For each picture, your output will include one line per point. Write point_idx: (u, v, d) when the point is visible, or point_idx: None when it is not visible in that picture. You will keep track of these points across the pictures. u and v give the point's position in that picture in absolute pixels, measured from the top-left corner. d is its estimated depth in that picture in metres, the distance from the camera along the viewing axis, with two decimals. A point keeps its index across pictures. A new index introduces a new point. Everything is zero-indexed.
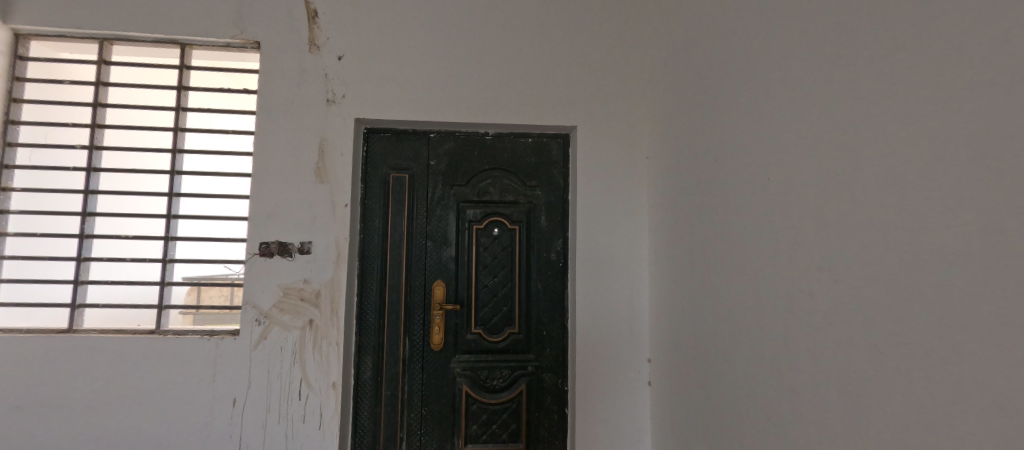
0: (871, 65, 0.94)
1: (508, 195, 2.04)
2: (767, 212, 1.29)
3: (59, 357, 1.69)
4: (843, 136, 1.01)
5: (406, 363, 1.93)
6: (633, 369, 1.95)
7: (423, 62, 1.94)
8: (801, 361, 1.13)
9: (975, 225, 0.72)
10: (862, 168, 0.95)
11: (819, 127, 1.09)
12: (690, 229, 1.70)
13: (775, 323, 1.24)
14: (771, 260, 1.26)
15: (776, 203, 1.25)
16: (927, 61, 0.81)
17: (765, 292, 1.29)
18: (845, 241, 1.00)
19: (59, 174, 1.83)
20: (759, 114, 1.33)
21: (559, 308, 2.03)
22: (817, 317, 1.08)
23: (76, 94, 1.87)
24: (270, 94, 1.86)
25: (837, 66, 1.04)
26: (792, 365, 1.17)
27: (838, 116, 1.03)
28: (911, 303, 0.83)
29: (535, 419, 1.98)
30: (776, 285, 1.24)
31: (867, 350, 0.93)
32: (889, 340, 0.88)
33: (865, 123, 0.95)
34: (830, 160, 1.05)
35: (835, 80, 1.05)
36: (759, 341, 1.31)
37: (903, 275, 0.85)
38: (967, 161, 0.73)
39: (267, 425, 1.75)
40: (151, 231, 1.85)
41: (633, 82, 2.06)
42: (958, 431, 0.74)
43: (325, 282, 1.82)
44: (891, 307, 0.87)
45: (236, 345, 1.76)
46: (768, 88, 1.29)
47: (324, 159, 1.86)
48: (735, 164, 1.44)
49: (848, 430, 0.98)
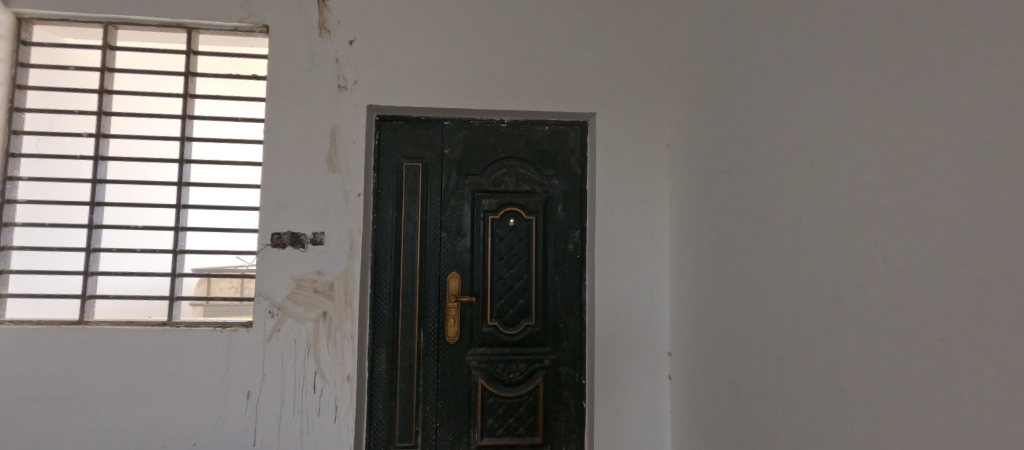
0: (908, 48, 0.88)
1: (524, 185, 1.99)
2: (798, 198, 1.21)
3: (72, 349, 1.66)
4: (883, 112, 0.93)
5: (421, 356, 1.90)
6: (653, 363, 1.90)
7: (436, 47, 1.87)
8: (834, 356, 1.07)
9: (1005, 226, 0.70)
10: (899, 152, 0.89)
11: (855, 101, 1.01)
12: (715, 221, 1.63)
13: (807, 316, 1.16)
14: (793, 253, 1.22)
15: (808, 186, 1.17)
16: (969, 44, 0.77)
17: (795, 283, 1.21)
18: (866, 237, 0.97)
19: (66, 163, 1.78)
20: (789, 95, 1.25)
21: (576, 299, 1.98)
22: (852, 308, 1.01)
23: (82, 80, 1.82)
24: (278, 79, 1.80)
25: (866, 51, 0.99)
26: (824, 360, 1.10)
27: (873, 97, 0.96)
28: (934, 304, 0.81)
29: (553, 413, 1.95)
30: (807, 276, 1.17)
31: (888, 349, 0.91)
32: (912, 339, 0.85)
33: (905, 103, 0.88)
34: (867, 137, 0.97)
35: (872, 57, 0.97)
36: (780, 336, 1.27)
37: (928, 275, 0.82)
38: (1001, 159, 0.70)
39: (282, 418, 1.73)
40: (161, 221, 1.81)
41: (652, 67, 1.97)
42: (982, 432, 0.73)
43: (338, 274, 1.78)
44: (916, 305, 0.85)
45: (249, 337, 1.72)
46: (797, 71, 1.22)
47: (336, 147, 1.81)
48: (764, 148, 1.36)
49: (866, 428, 0.97)
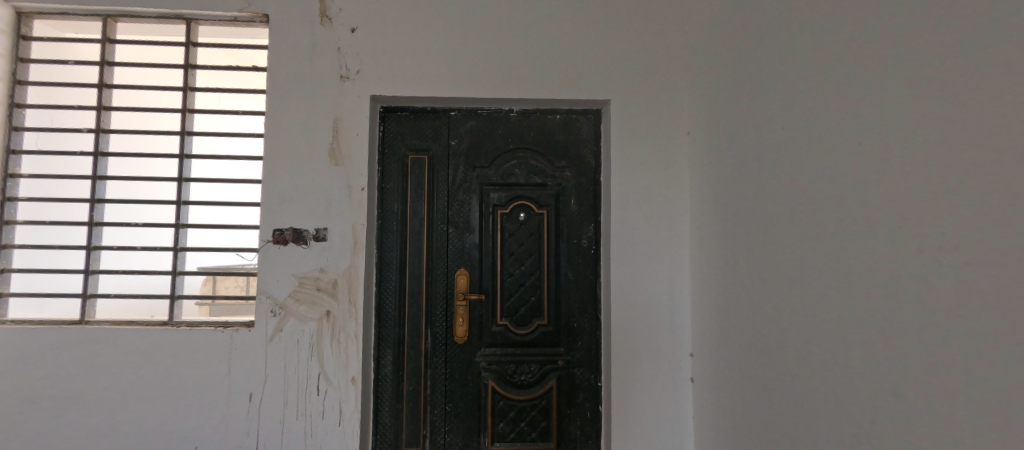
0: (974, 8, 0.77)
1: (535, 177, 1.90)
2: (831, 184, 1.08)
3: (74, 349, 1.62)
4: (940, 84, 0.82)
5: (429, 357, 1.82)
6: (673, 365, 1.79)
7: (442, 33, 1.79)
8: (874, 360, 0.94)
9: None
10: (962, 129, 0.77)
11: (904, 72, 0.89)
12: (739, 212, 1.51)
13: (843, 315, 1.04)
14: (823, 247, 1.11)
15: (843, 169, 1.04)
16: None
17: (828, 278, 1.09)
18: (913, 227, 0.85)
19: (67, 160, 1.75)
20: (821, 71, 1.13)
21: (591, 297, 1.88)
22: (898, 305, 0.89)
23: (81, 75, 1.78)
24: (278, 70, 1.73)
25: (917, 16, 0.88)
26: (864, 365, 0.97)
27: (926, 67, 0.85)
28: (1005, 303, 0.70)
29: (567, 416, 1.85)
30: (842, 269, 1.04)
31: (942, 353, 0.80)
32: (974, 343, 0.74)
33: (971, 71, 0.77)
34: (920, 110, 0.85)
35: (925, 22, 0.86)
36: (809, 338, 1.16)
37: (997, 270, 0.71)
38: None
39: (285, 421, 1.66)
40: (162, 218, 1.76)
41: (670, 51, 1.85)
42: None
43: (342, 271, 1.71)
44: (980, 304, 0.74)
45: (251, 337, 1.66)
46: (831, 44, 1.11)
47: (338, 139, 1.74)
48: (792, 131, 1.24)
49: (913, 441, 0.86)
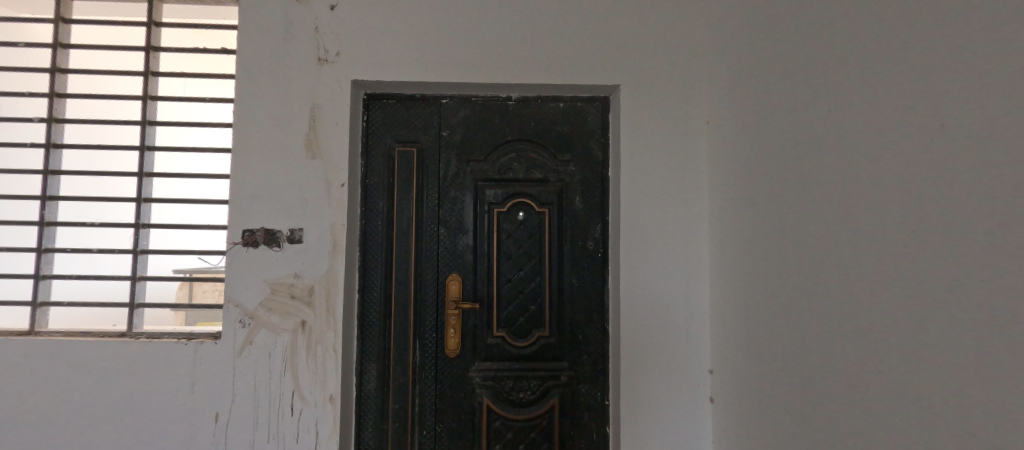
0: None
1: (536, 172, 1.71)
2: (890, 176, 0.89)
3: (21, 362, 1.46)
4: None
5: (417, 371, 1.64)
6: (690, 383, 1.59)
7: (432, 11, 1.60)
8: (955, 398, 0.75)
9: None
10: None
11: (1001, 38, 0.70)
12: (768, 211, 1.32)
13: (907, 337, 0.84)
14: (878, 255, 0.92)
15: (910, 158, 0.85)
16: None
17: (886, 293, 0.89)
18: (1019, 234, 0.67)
19: (17, 152, 1.58)
20: (877, 43, 0.94)
21: (598, 305, 1.69)
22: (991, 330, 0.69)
23: (32, 58, 1.61)
24: (249, 52, 1.55)
25: None
26: (940, 401, 0.78)
27: None
28: None
29: (571, 438, 1.67)
30: (906, 284, 0.85)
31: None
32: None
33: None
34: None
35: None
36: (858, 363, 0.97)
37: None
38: None
39: (255, 444, 1.49)
40: (121, 217, 1.59)
41: (688, 31, 1.66)
42: None
43: (319, 277, 1.53)
44: None
45: (217, 351, 1.49)
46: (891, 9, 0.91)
47: (315, 129, 1.55)
48: (836, 116, 1.04)
49: None
